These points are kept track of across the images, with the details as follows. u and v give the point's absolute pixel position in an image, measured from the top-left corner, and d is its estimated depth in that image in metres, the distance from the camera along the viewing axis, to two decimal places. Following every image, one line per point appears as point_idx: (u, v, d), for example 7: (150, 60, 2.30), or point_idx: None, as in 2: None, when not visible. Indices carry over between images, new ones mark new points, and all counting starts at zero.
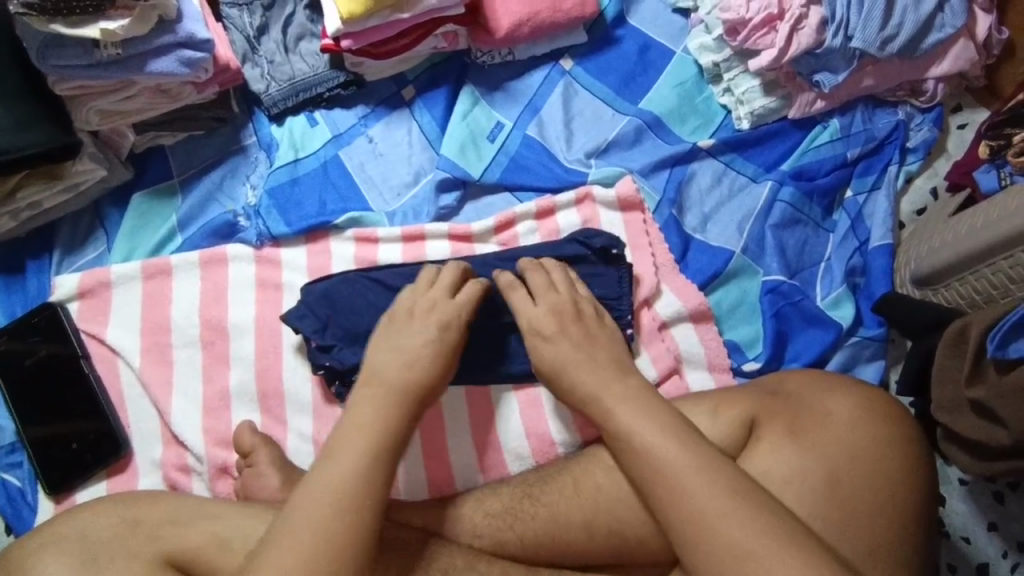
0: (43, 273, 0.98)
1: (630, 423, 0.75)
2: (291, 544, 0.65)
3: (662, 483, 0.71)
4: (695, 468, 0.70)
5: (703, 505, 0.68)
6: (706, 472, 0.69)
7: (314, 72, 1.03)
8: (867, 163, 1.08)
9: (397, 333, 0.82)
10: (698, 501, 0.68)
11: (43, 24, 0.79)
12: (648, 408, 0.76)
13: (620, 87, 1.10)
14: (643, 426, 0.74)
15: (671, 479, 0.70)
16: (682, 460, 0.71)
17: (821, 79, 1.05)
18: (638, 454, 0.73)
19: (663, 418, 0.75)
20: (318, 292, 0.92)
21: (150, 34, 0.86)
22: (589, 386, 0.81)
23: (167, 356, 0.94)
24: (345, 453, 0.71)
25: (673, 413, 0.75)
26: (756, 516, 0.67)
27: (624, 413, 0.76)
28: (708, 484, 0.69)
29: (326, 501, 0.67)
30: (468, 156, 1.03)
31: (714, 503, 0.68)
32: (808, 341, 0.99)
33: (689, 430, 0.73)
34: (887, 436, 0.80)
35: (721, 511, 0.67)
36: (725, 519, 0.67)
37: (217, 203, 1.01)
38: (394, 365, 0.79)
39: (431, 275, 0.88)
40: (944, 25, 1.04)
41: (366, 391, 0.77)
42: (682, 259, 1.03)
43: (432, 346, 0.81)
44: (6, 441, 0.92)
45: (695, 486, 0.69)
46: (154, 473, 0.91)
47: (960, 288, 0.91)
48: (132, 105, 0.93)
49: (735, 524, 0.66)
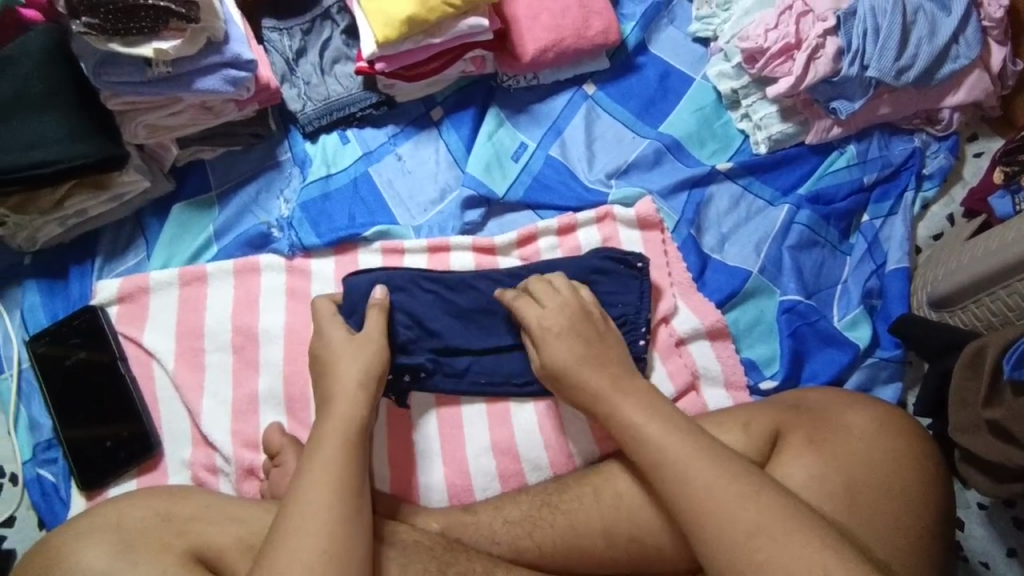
0: (86, 276, 1.02)
1: (639, 421, 0.77)
2: (296, 543, 0.69)
3: (676, 475, 0.72)
4: (711, 457, 0.72)
5: (722, 489, 0.70)
6: (718, 460, 0.72)
7: (348, 93, 1.08)
8: (883, 188, 1.10)
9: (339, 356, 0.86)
10: (715, 494, 0.70)
11: (102, 43, 0.85)
12: (652, 416, 0.77)
13: (641, 111, 1.14)
14: (653, 430, 0.76)
15: (683, 468, 0.72)
16: (689, 451, 0.73)
17: (837, 106, 1.08)
18: (653, 451, 0.75)
19: (670, 421, 0.76)
20: (358, 282, 0.96)
21: (199, 55, 0.91)
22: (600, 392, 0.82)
23: (200, 360, 0.98)
24: (346, 461, 0.76)
25: (681, 417, 0.77)
26: (767, 497, 0.69)
27: (636, 416, 0.78)
28: (717, 472, 0.71)
29: (323, 519, 0.71)
30: (492, 174, 1.07)
31: (727, 489, 0.70)
32: (826, 361, 1.00)
33: (696, 431, 0.75)
34: (903, 449, 0.81)
35: (733, 498, 0.69)
36: (737, 505, 0.69)
37: (252, 215, 1.05)
38: (370, 394, 0.85)
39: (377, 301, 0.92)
40: (959, 56, 1.07)
41: (349, 402, 0.82)
42: (700, 277, 1.05)
43: (362, 367, 0.85)
44: (43, 438, 0.95)
45: (703, 469, 0.72)
46: (182, 471, 0.94)
47: (977, 310, 0.92)
48: (177, 121, 0.98)
49: (748, 505, 0.69)
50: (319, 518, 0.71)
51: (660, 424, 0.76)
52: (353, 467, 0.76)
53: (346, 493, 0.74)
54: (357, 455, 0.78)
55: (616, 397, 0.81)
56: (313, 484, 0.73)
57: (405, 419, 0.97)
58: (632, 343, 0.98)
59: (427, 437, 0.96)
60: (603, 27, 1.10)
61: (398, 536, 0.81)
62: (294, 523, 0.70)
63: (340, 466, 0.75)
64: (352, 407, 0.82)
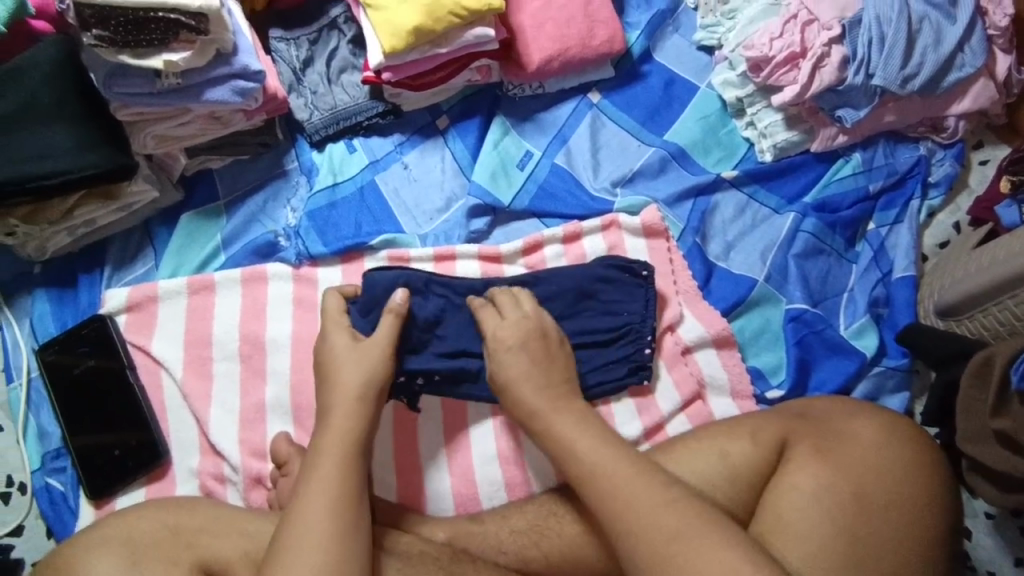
0: (95, 286, 1.03)
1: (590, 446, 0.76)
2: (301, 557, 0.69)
3: (603, 485, 0.73)
4: (639, 466, 0.73)
5: (645, 496, 0.70)
6: (642, 470, 0.73)
7: (355, 102, 1.09)
8: (889, 196, 1.10)
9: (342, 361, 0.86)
10: (638, 499, 0.71)
11: (112, 54, 0.86)
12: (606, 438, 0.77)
13: (646, 120, 1.14)
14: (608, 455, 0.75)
15: (611, 477, 0.73)
16: (618, 460, 0.74)
17: (842, 114, 1.08)
18: (580, 458, 0.75)
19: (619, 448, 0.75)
20: (380, 279, 0.94)
21: (208, 66, 0.92)
22: (530, 404, 0.82)
23: (208, 369, 0.98)
24: (347, 472, 0.77)
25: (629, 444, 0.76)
26: (689, 504, 0.70)
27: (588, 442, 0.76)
28: (643, 480, 0.72)
29: (322, 530, 0.71)
30: (498, 183, 1.08)
31: (651, 495, 0.70)
32: (832, 369, 1.00)
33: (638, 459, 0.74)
34: (911, 457, 0.80)
35: (655, 503, 0.70)
36: (658, 509, 0.70)
37: (259, 223, 1.06)
38: (377, 404, 0.85)
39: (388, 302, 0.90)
40: (964, 64, 1.07)
41: (354, 410, 0.83)
42: (705, 285, 1.05)
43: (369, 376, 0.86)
44: (52, 447, 0.96)
45: (629, 476, 0.72)
46: (190, 480, 0.95)
47: (984, 320, 0.92)
48: (185, 131, 0.99)
49: (667, 512, 0.69)
50: (316, 532, 0.71)
51: (592, 438, 0.76)
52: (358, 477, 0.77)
53: (347, 505, 0.74)
54: (357, 466, 0.78)
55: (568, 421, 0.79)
56: (315, 496, 0.74)
57: (412, 428, 0.97)
58: (637, 351, 0.98)
59: (434, 446, 0.97)
60: (608, 36, 1.11)
61: (406, 547, 0.82)
62: (302, 536, 0.71)
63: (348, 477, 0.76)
64: (349, 416, 0.82)
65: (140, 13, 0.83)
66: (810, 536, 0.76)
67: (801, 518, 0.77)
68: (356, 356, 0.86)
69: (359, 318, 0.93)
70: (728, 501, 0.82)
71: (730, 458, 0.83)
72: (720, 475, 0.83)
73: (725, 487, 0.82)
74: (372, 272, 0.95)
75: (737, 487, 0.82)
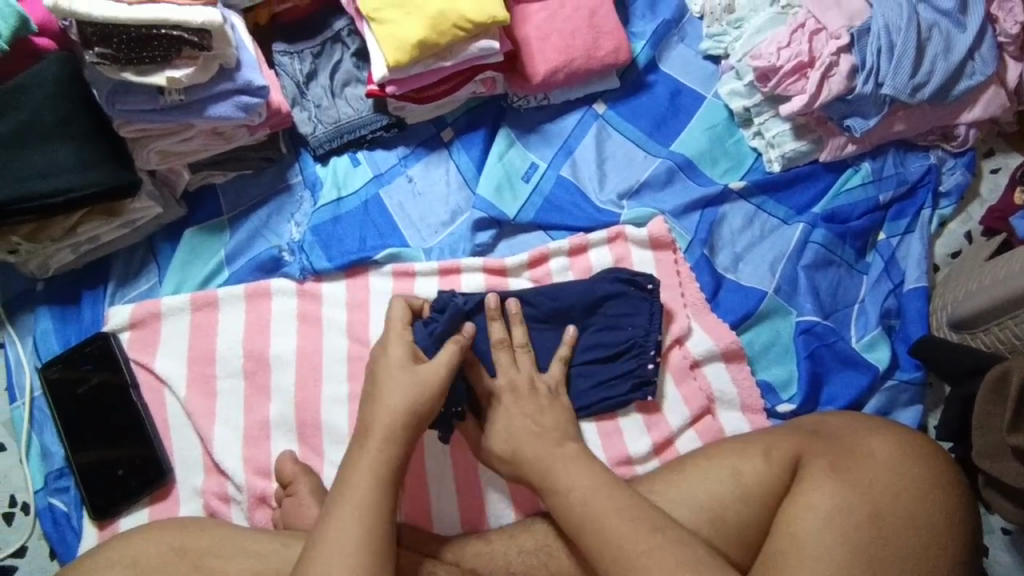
0: (98, 303, 1.02)
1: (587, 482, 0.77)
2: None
3: (592, 532, 0.75)
4: (627, 510, 0.74)
5: (635, 541, 0.72)
6: (629, 514, 0.74)
7: (359, 116, 1.08)
8: (900, 206, 1.09)
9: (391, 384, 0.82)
10: (625, 546, 0.72)
11: (115, 72, 0.85)
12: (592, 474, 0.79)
13: (652, 130, 1.13)
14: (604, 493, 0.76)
15: (600, 520, 0.75)
16: (607, 504, 0.75)
17: (851, 124, 1.06)
18: (568, 507, 0.77)
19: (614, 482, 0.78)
20: (458, 306, 0.92)
21: (211, 82, 0.91)
22: (518, 453, 0.84)
23: (212, 387, 0.97)
24: (381, 503, 0.75)
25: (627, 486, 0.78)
26: (677, 548, 0.71)
27: (581, 482, 0.78)
28: (630, 525, 0.73)
29: (350, 567, 0.70)
30: (503, 196, 1.07)
31: (638, 541, 0.72)
32: (844, 383, 0.99)
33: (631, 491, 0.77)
34: (927, 474, 0.79)
35: (642, 550, 0.71)
36: (648, 554, 0.71)
37: (264, 238, 1.05)
38: None
39: (395, 316, 0.89)
40: (975, 72, 1.05)
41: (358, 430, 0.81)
42: (713, 297, 1.04)
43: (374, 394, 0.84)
44: (54, 466, 0.95)
45: (619, 523, 0.74)
46: (194, 500, 0.94)
47: (1000, 333, 0.91)
48: (188, 147, 0.98)
49: (653, 559, 0.71)
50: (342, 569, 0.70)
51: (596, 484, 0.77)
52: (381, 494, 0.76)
53: (376, 544, 0.72)
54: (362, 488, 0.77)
55: (570, 463, 0.81)
56: (336, 519, 0.73)
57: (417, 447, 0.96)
58: (642, 366, 0.97)
59: (440, 463, 0.96)
60: (613, 46, 1.10)
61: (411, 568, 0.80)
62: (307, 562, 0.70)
63: (355, 499, 0.75)
64: (386, 446, 0.78)
65: (143, 30, 0.82)
66: (826, 557, 0.74)
67: (816, 537, 0.75)
68: (407, 381, 0.82)
69: (422, 334, 0.90)
70: (741, 525, 0.82)
71: (742, 477, 0.82)
72: (731, 494, 0.82)
73: (738, 506, 0.82)
74: (454, 297, 0.93)
75: (749, 505, 0.82)
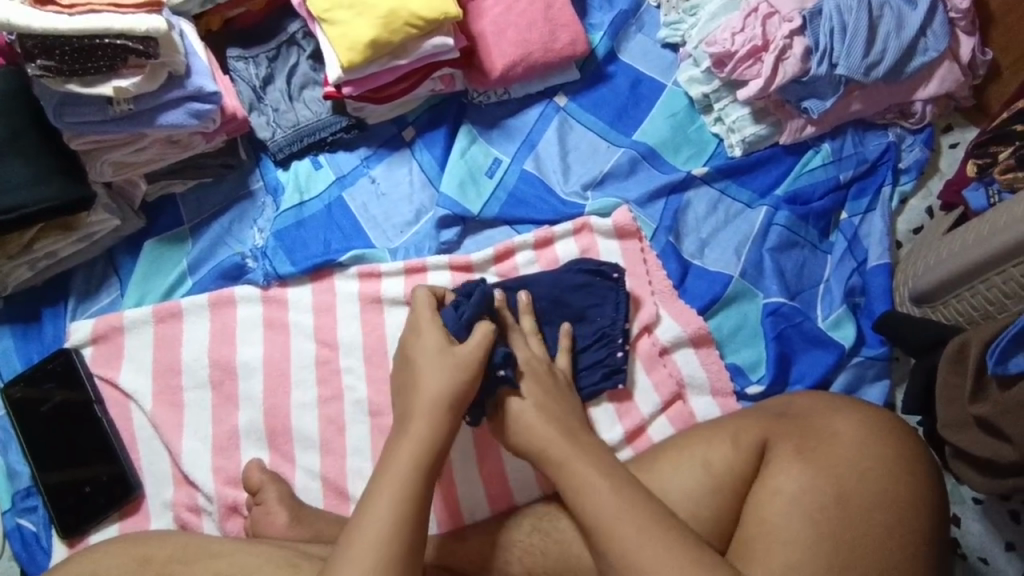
0: (59, 319, 1.01)
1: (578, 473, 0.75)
2: None
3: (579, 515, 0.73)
4: (616, 496, 0.72)
5: (626, 527, 0.70)
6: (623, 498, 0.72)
7: (317, 118, 1.07)
8: (861, 184, 1.10)
9: (429, 368, 0.81)
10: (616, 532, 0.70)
11: (59, 84, 0.85)
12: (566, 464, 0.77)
13: (613, 120, 1.14)
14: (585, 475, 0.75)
15: (596, 508, 0.72)
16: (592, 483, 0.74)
17: (809, 105, 1.07)
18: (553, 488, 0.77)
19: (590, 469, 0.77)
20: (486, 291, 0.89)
21: (160, 90, 0.91)
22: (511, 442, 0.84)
23: (179, 399, 0.96)
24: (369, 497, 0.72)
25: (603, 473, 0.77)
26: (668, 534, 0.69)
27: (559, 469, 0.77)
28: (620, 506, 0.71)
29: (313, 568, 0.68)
30: (467, 193, 1.06)
31: (631, 522, 0.70)
32: (811, 362, 1.00)
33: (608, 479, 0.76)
34: (893, 454, 0.78)
35: (633, 533, 0.69)
36: (636, 539, 0.69)
37: (226, 246, 1.04)
38: None
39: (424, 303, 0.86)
40: (928, 49, 1.07)
41: None
42: (680, 284, 1.04)
43: None
44: (22, 486, 0.94)
45: (615, 509, 0.71)
46: (165, 514, 0.93)
47: (958, 304, 0.92)
48: (143, 157, 0.97)
49: (646, 543, 0.68)
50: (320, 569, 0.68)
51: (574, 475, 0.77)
52: (377, 489, 0.72)
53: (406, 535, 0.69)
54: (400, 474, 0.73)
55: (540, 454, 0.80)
56: None
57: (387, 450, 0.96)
58: (610, 355, 0.97)
59: None
60: (571, 38, 1.10)
61: None
62: None
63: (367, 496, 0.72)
64: None
65: (85, 41, 0.81)
66: (793, 541, 0.75)
67: (782, 521, 0.76)
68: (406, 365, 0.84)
69: (452, 319, 0.86)
70: (712, 506, 0.82)
71: (712, 466, 0.83)
72: (702, 483, 0.83)
73: (708, 491, 0.82)
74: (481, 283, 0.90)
75: (720, 489, 0.82)
